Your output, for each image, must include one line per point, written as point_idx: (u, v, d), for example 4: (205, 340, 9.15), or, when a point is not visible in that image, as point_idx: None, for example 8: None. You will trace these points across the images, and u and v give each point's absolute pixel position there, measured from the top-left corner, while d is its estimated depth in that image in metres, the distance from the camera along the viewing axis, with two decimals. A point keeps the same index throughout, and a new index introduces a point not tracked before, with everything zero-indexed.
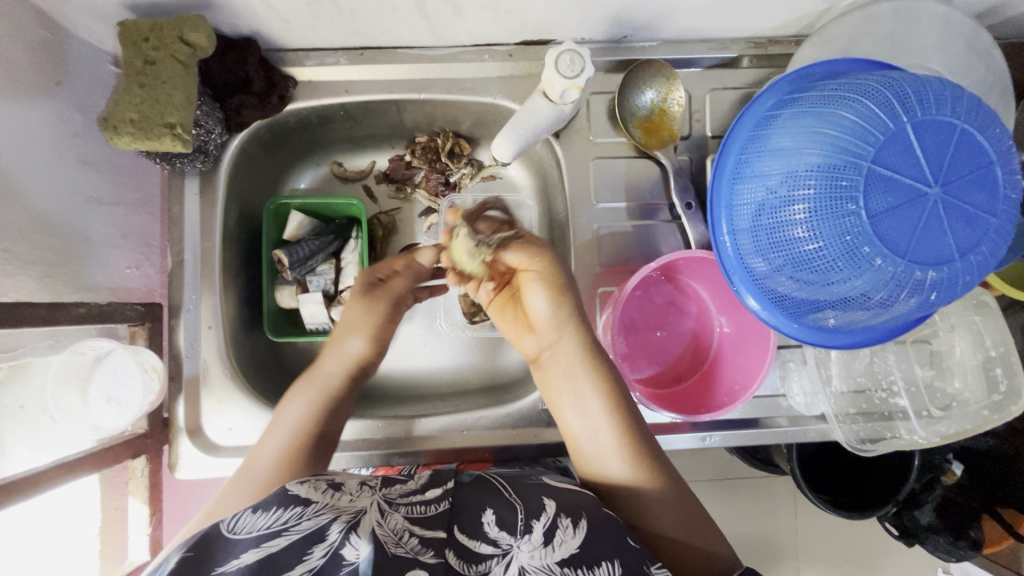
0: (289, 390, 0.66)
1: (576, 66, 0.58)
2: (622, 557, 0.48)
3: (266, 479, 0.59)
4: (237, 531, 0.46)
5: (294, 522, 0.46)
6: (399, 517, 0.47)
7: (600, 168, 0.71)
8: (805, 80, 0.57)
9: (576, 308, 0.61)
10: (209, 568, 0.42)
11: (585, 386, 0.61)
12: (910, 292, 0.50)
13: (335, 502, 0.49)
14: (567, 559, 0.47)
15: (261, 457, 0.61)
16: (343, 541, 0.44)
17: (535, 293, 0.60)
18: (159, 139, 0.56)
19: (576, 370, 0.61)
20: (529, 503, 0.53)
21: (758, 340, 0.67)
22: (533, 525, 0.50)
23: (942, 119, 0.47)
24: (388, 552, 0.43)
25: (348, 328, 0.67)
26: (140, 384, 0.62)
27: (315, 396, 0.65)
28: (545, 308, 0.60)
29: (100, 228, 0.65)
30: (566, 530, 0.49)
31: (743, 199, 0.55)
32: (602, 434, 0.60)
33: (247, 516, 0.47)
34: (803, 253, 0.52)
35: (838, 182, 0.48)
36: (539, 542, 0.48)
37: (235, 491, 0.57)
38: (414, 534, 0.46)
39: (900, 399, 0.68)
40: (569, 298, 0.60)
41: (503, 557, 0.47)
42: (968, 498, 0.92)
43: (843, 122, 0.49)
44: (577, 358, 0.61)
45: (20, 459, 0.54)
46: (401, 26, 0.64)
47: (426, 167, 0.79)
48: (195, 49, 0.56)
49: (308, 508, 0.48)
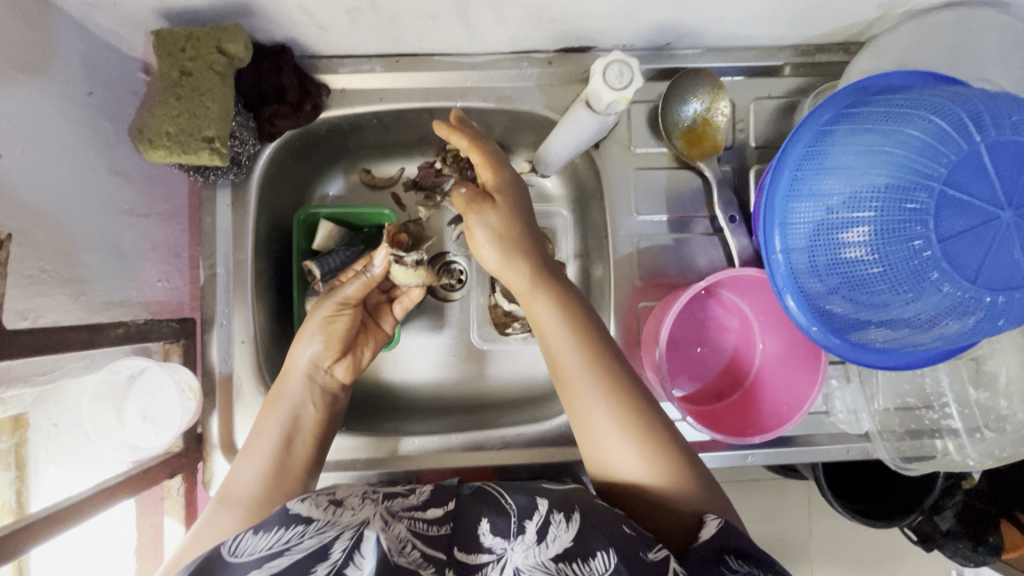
0: (264, 404, 0.63)
1: (624, 78, 0.56)
2: (618, 544, 0.46)
3: (256, 499, 0.56)
4: (238, 553, 0.43)
5: (296, 542, 0.44)
6: (403, 527, 0.47)
7: (641, 179, 0.69)
8: (863, 93, 0.55)
9: (528, 243, 0.62)
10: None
11: (541, 314, 0.59)
12: (978, 316, 0.48)
13: (337, 517, 0.48)
14: (560, 555, 0.46)
15: (241, 479, 0.58)
16: (346, 560, 0.42)
17: (485, 238, 0.61)
18: (197, 154, 0.55)
19: (529, 295, 0.60)
20: (522, 506, 0.52)
21: (808, 360, 0.65)
22: (525, 525, 0.49)
23: (1018, 139, 0.45)
24: (390, 561, 0.43)
25: (306, 340, 0.65)
26: (177, 405, 0.60)
27: (289, 409, 0.62)
28: (492, 251, 0.61)
29: (132, 241, 0.63)
30: (559, 525, 0.48)
31: (800, 217, 0.54)
32: (568, 359, 0.56)
33: (247, 537, 0.45)
34: (863, 275, 0.50)
35: (906, 205, 0.46)
36: (532, 542, 0.48)
37: (215, 516, 0.54)
38: (416, 547, 0.46)
39: (952, 420, 0.67)
40: (522, 239, 0.61)
41: (498, 562, 0.46)
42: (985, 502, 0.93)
43: (911, 141, 0.47)
44: (531, 286, 0.60)
45: (55, 478, 0.55)
46: (441, 33, 0.62)
47: (457, 175, 0.76)
48: (232, 59, 0.54)
49: (310, 525, 0.46)
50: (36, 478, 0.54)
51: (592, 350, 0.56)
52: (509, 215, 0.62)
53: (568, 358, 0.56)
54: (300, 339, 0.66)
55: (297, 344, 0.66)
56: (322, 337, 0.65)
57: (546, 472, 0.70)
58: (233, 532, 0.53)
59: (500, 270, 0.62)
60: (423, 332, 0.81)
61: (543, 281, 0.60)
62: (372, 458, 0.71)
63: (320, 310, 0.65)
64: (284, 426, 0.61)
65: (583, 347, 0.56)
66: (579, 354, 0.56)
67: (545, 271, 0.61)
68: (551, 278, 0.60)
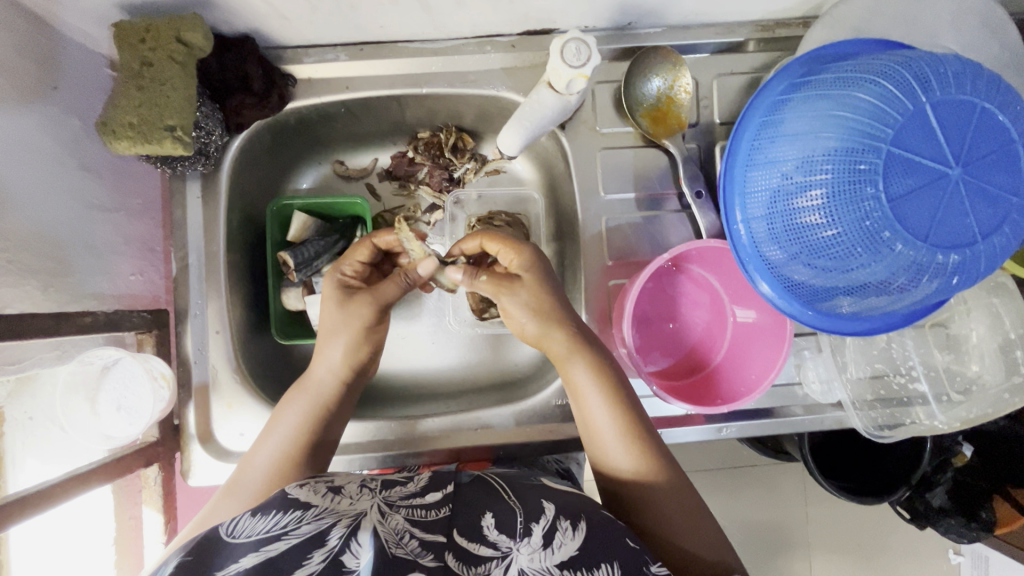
0: (283, 397, 0.63)
1: (582, 55, 0.57)
2: (621, 560, 0.46)
3: (258, 484, 0.57)
4: (236, 535, 0.44)
5: (294, 526, 0.44)
6: (400, 518, 0.46)
7: (607, 159, 0.70)
8: (817, 62, 0.56)
9: (563, 318, 0.61)
10: (208, 570, 0.40)
11: (577, 372, 0.60)
12: (932, 276, 0.49)
13: (335, 505, 0.47)
14: (565, 562, 0.44)
15: (255, 465, 0.59)
16: (343, 548, 0.42)
17: (519, 311, 0.62)
18: (160, 143, 0.55)
19: (566, 359, 0.60)
20: (528, 506, 0.50)
21: (775, 331, 0.66)
22: (532, 527, 0.47)
23: (961, 98, 0.46)
24: (388, 553, 0.41)
25: (336, 343, 0.63)
26: (150, 394, 0.61)
27: (309, 406, 0.62)
28: (527, 322, 0.62)
29: (103, 235, 0.64)
30: (565, 532, 0.47)
31: (757, 185, 0.54)
32: (596, 414, 0.59)
33: (245, 519, 0.45)
34: (820, 240, 0.51)
35: (856, 167, 0.47)
36: (538, 545, 0.46)
37: (226, 503, 0.55)
38: (414, 536, 0.44)
39: (919, 384, 0.67)
40: (557, 313, 0.61)
41: (503, 560, 0.44)
42: (977, 478, 0.92)
43: (860, 104, 0.47)
44: (570, 349, 0.60)
45: (32, 471, 0.56)
46: (402, 19, 0.62)
47: (429, 163, 0.78)
48: (192, 48, 0.56)
49: (307, 511, 0.46)
50: (13, 470, 0.54)
51: (624, 409, 0.59)
52: (538, 292, 0.62)
53: (600, 415, 0.59)
54: (324, 339, 0.64)
55: (322, 345, 0.64)
56: (355, 342, 0.64)
57: (524, 452, 0.71)
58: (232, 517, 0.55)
59: (538, 335, 0.61)
60: (400, 320, 0.81)
61: (581, 344, 0.60)
62: (350, 444, 0.71)
63: (360, 315, 0.63)
64: (301, 426, 0.61)
65: (615, 406, 0.59)
66: (610, 412, 0.58)
67: (583, 333, 0.61)
68: (590, 340, 0.61)
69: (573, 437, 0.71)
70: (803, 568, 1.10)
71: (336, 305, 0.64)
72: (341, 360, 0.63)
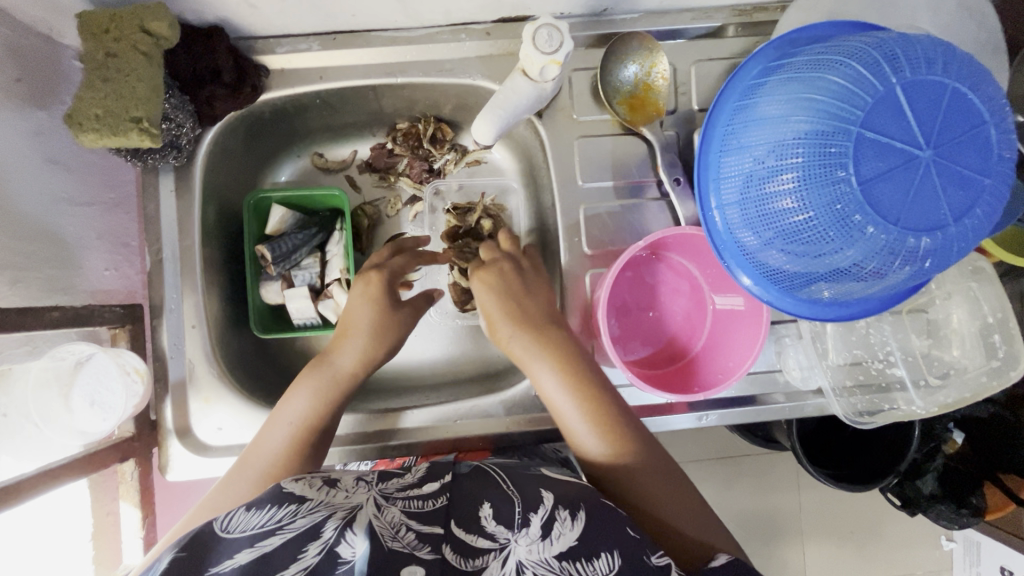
0: (295, 381, 0.62)
1: (554, 41, 0.56)
2: (622, 548, 0.44)
3: (267, 468, 0.57)
4: (230, 529, 0.43)
5: (289, 520, 0.43)
6: (397, 511, 0.45)
7: (585, 147, 0.69)
8: (791, 45, 0.55)
9: (522, 306, 0.63)
10: (203, 567, 0.40)
11: (534, 370, 0.61)
12: (904, 261, 0.48)
13: (330, 498, 0.47)
14: (565, 552, 0.43)
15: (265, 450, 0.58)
16: (338, 538, 0.41)
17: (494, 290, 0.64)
18: (127, 135, 0.55)
19: (526, 360, 0.61)
20: (526, 496, 0.49)
21: (752, 318, 0.67)
22: (530, 518, 0.46)
23: (932, 79, 0.45)
24: (384, 546, 0.41)
25: (354, 344, 0.65)
26: (122, 388, 0.61)
27: (321, 388, 0.62)
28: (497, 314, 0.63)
29: (75, 229, 0.64)
30: (564, 522, 0.46)
31: (731, 170, 0.54)
32: (566, 413, 0.59)
33: (240, 514, 0.44)
34: (792, 225, 0.50)
35: (827, 150, 0.46)
36: (537, 535, 0.44)
37: (232, 484, 0.55)
38: (410, 529, 0.43)
39: (897, 369, 0.69)
40: (518, 301, 0.63)
41: (501, 552, 0.43)
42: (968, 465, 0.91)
43: (830, 86, 0.47)
44: (526, 348, 0.61)
45: (5, 467, 0.53)
46: (374, 7, 0.62)
47: (408, 154, 0.78)
48: (158, 38, 0.55)
49: (302, 505, 0.45)
50: None
51: (590, 397, 0.58)
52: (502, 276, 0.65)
53: (566, 409, 0.58)
54: (353, 333, 0.65)
55: (349, 337, 0.65)
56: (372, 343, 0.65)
57: (504, 443, 0.71)
58: (243, 501, 0.54)
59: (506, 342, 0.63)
60: None
61: (537, 340, 0.61)
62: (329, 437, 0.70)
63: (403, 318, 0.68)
64: (308, 412, 0.61)
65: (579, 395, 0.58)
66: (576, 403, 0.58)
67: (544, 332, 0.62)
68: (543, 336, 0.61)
69: (553, 428, 0.71)
70: (794, 556, 1.10)
71: (375, 305, 0.66)
72: (367, 355, 0.65)
